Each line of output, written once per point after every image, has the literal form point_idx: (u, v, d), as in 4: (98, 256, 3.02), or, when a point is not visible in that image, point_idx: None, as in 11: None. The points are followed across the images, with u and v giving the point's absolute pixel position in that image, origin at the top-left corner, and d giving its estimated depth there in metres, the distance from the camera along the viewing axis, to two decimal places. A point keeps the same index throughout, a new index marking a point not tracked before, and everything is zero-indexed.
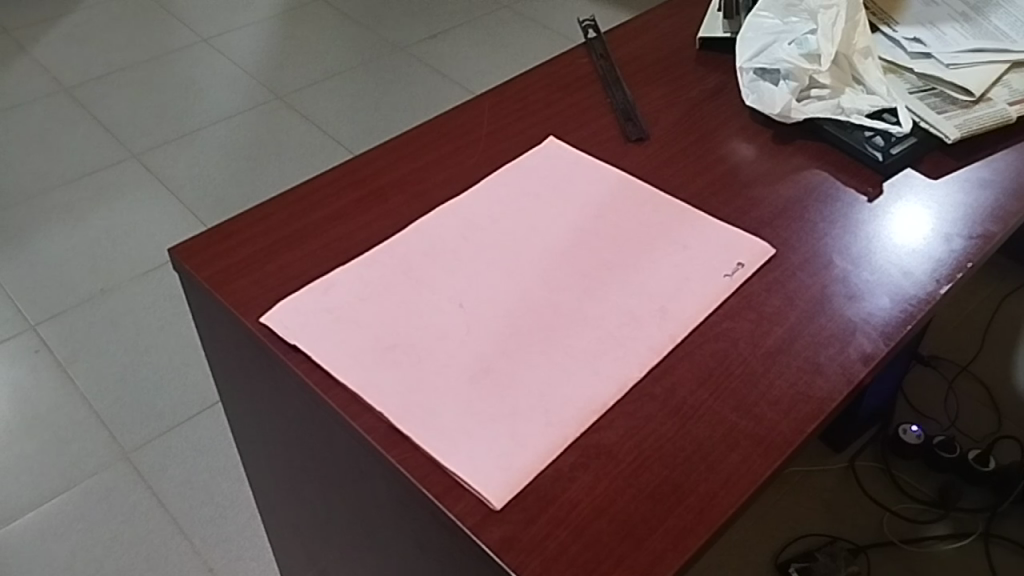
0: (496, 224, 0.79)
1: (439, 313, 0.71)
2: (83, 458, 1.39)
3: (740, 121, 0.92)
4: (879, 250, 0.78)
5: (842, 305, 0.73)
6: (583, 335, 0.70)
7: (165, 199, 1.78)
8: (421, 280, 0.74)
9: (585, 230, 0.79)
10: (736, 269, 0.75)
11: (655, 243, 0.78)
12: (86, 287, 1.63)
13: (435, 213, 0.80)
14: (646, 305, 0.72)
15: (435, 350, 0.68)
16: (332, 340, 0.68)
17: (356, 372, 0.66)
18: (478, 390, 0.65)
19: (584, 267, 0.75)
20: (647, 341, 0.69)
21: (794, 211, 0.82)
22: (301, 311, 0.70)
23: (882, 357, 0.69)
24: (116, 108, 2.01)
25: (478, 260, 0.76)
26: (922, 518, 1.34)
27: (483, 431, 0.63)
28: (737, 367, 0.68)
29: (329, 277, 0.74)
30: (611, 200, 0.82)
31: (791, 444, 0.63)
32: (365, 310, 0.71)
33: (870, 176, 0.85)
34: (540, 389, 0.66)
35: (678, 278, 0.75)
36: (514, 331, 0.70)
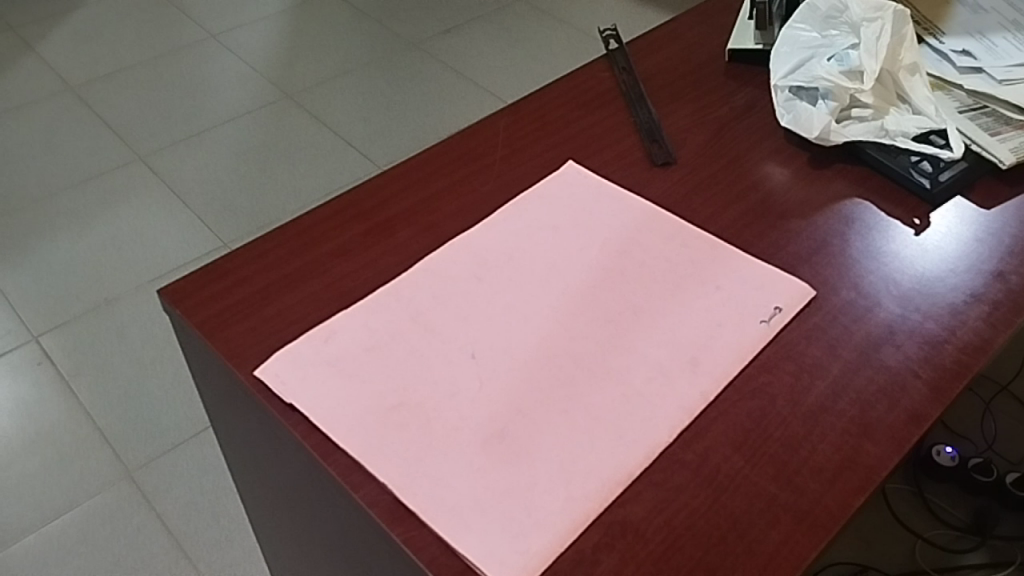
0: (511, 262, 0.73)
1: (450, 366, 0.65)
2: (86, 477, 1.35)
3: (773, 142, 0.85)
4: (929, 289, 0.72)
5: (889, 354, 0.67)
6: (607, 392, 0.64)
7: (172, 203, 1.73)
8: (430, 327, 0.68)
9: (608, 269, 0.73)
10: (773, 314, 0.69)
11: (684, 285, 0.72)
12: (90, 296, 1.58)
13: (445, 248, 0.74)
14: (675, 357, 0.66)
15: (444, 409, 0.63)
16: (334, 399, 0.63)
17: (358, 436, 0.61)
18: (492, 457, 0.60)
19: (607, 312, 0.70)
20: (677, 399, 0.64)
21: (834, 245, 0.76)
22: (300, 364, 0.65)
23: (935, 417, 0.63)
24: (122, 107, 1.96)
25: (492, 303, 0.70)
26: (957, 546, 1.28)
27: (497, 507, 0.57)
28: (776, 428, 0.62)
29: (331, 324, 0.68)
30: (636, 234, 0.76)
31: (836, 521, 0.57)
32: (370, 362, 0.66)
33: (917, 204, 0.79)
34: (560, 456, 0.60)
35: (710, 326, 0.69)
36: (531, 387, 0.64)
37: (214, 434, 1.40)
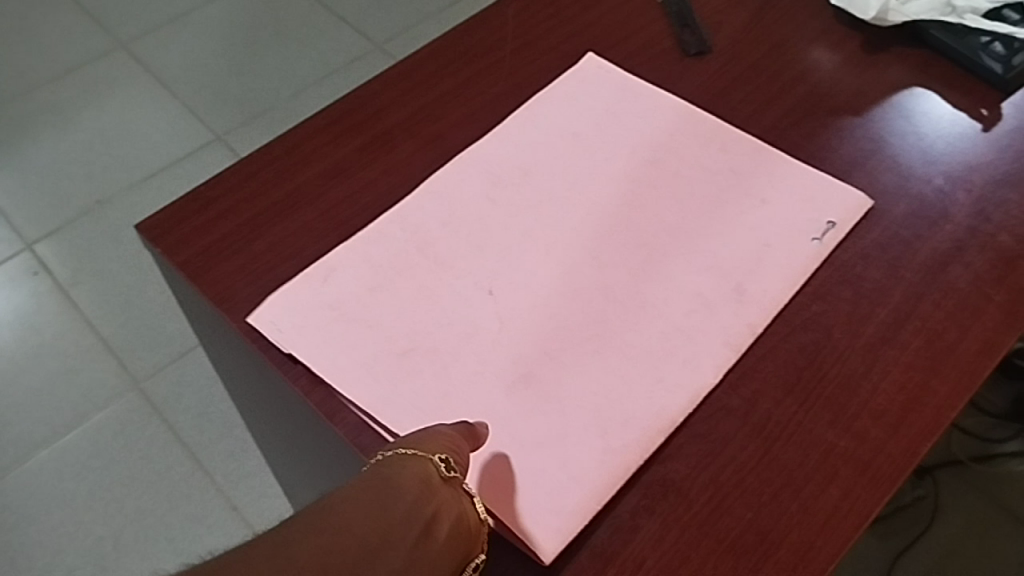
0: (529, 177, 0.66)
1: (465, 304, 0.59)
2: (94, 390, 1.31)
3: (820, 22, 0.75)
4: (998, 191, 0.64)
5: (956, 272, 0.60)
6: (642, 329, 0.58)
7: (160, 94, 1.63)
8: (440, 258, 0.61)
9: (638, 183, 0.65)
10: (826, 230, 0.62)
11: (724, 199, 0.64)
12: (81, 198, 1.50)
13: (453, 164, 0.66)
14: (717, 285, 0.59)
15: (461, 353, 0.57)
16: (339, 344, 0.58)
17: (369, 387, 0.56)
18: (517, 407, 0.55)
19: (639, 235, 0.62)
20: (720, 333, 0.57)
21: (890, 144, 0.67)
22: (298, 304, 0.59)
23: (1009, 345, 0.56)
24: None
25: (509, 228, 0.63)
26: (994, 435, 1.23)
27: (527, 464, 0.52)
28: (832, 366, 0.56)
29: (329, 257, 0.62)
30: (668, 139, 0.67)
31: (900, 472, 0.52)
32: (375, 301, 0.59)
33: (986, 94, 0.70)
34: (593, 404, 0.54)
35: (755, 247, 0.61)
36: (558, 326, 0.58)
37: (204, 352, 1.34)
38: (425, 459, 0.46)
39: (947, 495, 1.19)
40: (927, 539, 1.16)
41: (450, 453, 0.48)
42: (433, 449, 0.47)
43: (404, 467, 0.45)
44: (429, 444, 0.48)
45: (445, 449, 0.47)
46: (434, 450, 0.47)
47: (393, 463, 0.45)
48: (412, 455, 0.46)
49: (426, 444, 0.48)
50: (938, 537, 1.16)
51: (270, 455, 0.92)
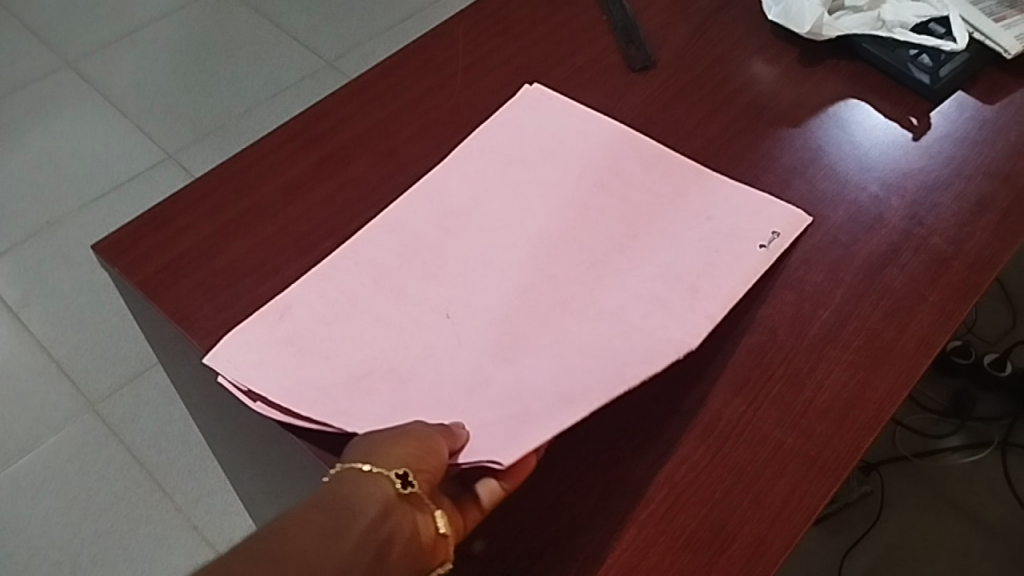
0: (479, 204, 0.65)
1: (422, 327, 0.58)
2: (47, 412, 1.29)
3: (758, 38, 0.78)
4: (932, 196, 0.67)
5: (891, 273, 0.63)
6: (601, 329, 0.57)
7: (108, 113, 1.61)
8: (397, 289, 0.60)
9: (589, 206, 0.65)
10: (773, 238, 0.63)
11: (672, 218, 0.64)
12: (30, 219, 1.48)
13: (403, 200, 0.66)
14: (671, 286, 0.59)
15: (420, 369, 0.56)
16: (296, 370, 0.57)
17: (329, 409, 0.55)
18: (479, 405, 0.54)
19: (593, 252, 0.62)
20: (679, 325, 0.57)
21: (828, 154, 0.70)
22: (254, 347, 0.58)
23: (944, 343, 0.60)
24: (44, 10, 1.80)
25: (464, 254, 0.62)
26: (936, 431, 1.28)
27: (496, 439, 0.52)
28: (778, 366, 0.58)
29: (282, 300, 0.61)
30: (614, 163, 0.68)
31: (847, 465, 0.54)
32: (332, 333, 0.58)
33: (917, 103, 0.73)
34: (554, 389, 0.54)
35: (705, 250, 0.61)
36: (516, 336, 0.57)
37: (161, 371, 1.33)
38: (382, 480, 0.46)
39: (894, 490, 1.23)
40: (876, 533, 1.20)
41: (410, 470, 0.47)
42: (393, 466, 0.47)
43: (359, 497, 0.45)
44: (390, 457, 0.47)
45: (405, 466, 0.47)
46: (394, 466, 0.47)
47: (347, 493, 0.45)
48: (367, 477, 0.46)
49: (388, 457, 0.47)
50: (886, 530, 1.20)
51: (229, 471, 0.93)
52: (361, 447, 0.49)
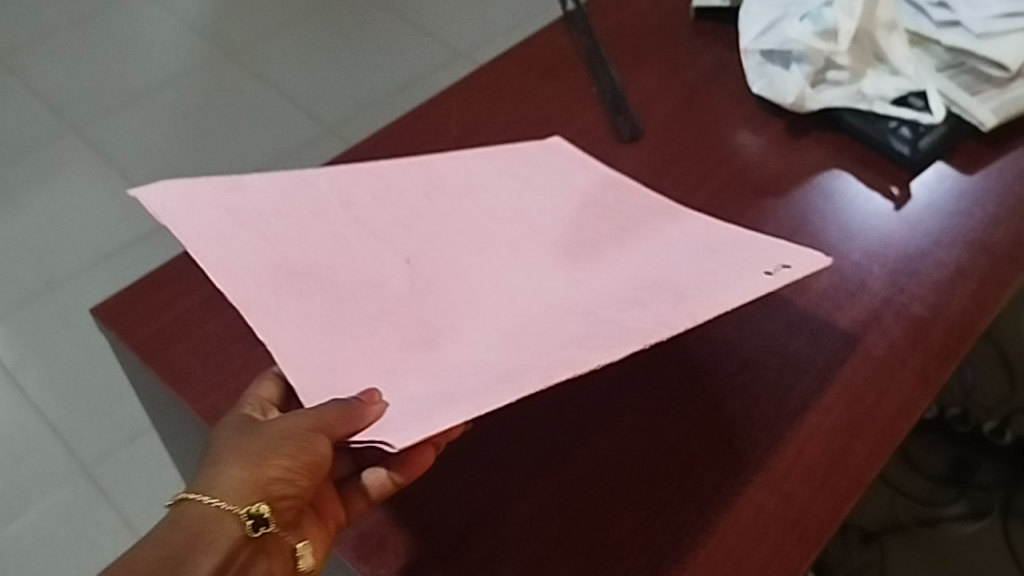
0: (472, 191, 0.64)
1: (378, 262, 0.59)
2: (39, 476, 1.29)
3: (744, 109, 0.80)
4: (912, 263, 0.69)
5: (872, 340, 0.64)
6: (562, 323, 0.52)
7: (111, 179, 1.63)
8: (363, 221, 0.61)
9: (583, 227, 0.62)
10: (781, 269, 0.51)
11: (673, 247, 0.58)
12: (30, 282, 1.50)
13: (401, 163, 0.66)
14: (647, 294, 0.52)
15: (361, 300, 0.57)
16: (229, 248, 0.57)
17: (248, 298, 0.55)
18: (416, 373, 0.52)
19: (576, 262, 0.59)
20: (643, 321, 0.49)
21: (812, 220, 0.72)
22: (200, 205, 0.58)
23: (924, 409, 0.61)
24: (48, 74, 1.82)
25: (436, 219, 0.62)
26: (937, 499, 1.26)
27: (412, 398, 0.49)
28: (760, 431, 0.59)
29: (242, 180, 0.61)
30: (626, 196, 0.64)
31: (826, 529, 0.55)
32: (283, 230, 0.59)
33: (897, 173, 0.75)
34: (493, 367, 0.49)
35: (702, 274, 0.53)
36: (471, 309, 0.56)
37: (155, 436, 1.32)
38: (228, 524, 0.49)
39: (897, 560, 1.22)
40: None
41: (266, 504, 0.50)
42: (244, 502, 0.49)
43: (204, 544, 0.48)
44: (243, 489, 0.49)
45: (262, 501, 0.50)
46: (248, 501, 0.49)
47: (188, 529, 0.48)
48: (212, 515, 0.49)
49: (248, 482, 0.49)
50: None
51: None
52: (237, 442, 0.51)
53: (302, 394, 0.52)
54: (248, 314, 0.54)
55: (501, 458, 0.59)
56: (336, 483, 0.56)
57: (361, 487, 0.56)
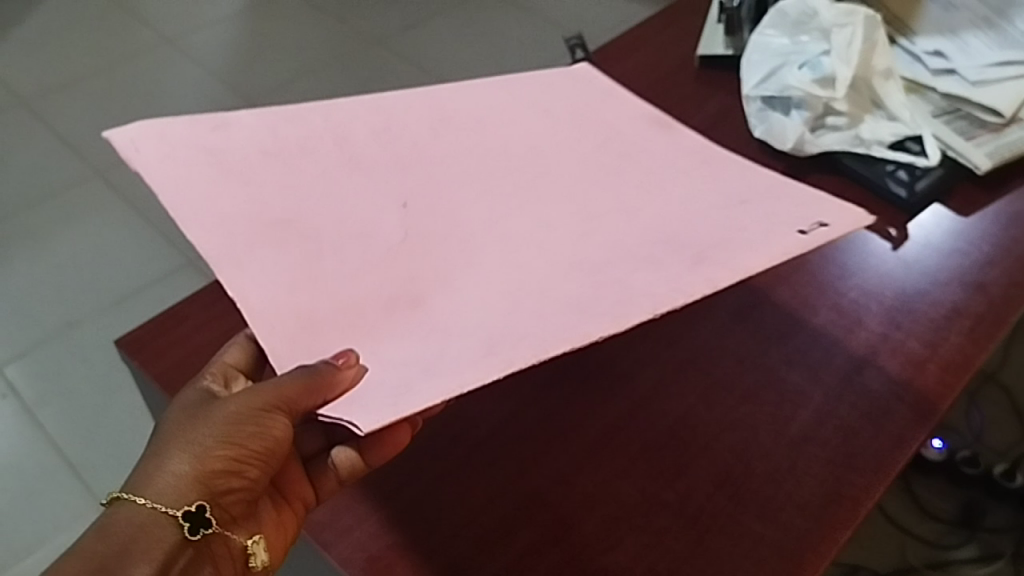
0: (482, 127, 0.62)
1: (371, 207, 0.56)
2: (54, 511, 1.28)
3: (748, 153, 0.83)
4: (910, 303, 0.70)
5: (868, 375, 0.66)
6: (570, 280, 0.50)
7: (131, 219, 1.62)
8: (357, 159, 0.58)
9: (604, 169, 0.61)
10: (816, 227, 0.51)
11: (701, 199, 0.58)
12: (50, 321, 1.48)
13: (404, 95, 0.63)
14: (669, 252, 0.51)
15: (347, 248, 0.53)
16: (207, 193, 0.53)
17: (220, 251, 0.52)
18: (397, 332, 0.49)
19: (594, 209, 0.57)
20: (658, 286, 0.48)
21: (812, 259, 0.74)
22: (171, 142, 0.54)
23: (920, 442, 0.62)
24: (68, 108, 1.80)
25: (441, 160, 0.60)
26: (948, 542, 1.24)
27: (389, 369, 0.46)
28: (759, 462, 0.61)
29: (226, 119, 0.58)
30: (647, 144, 0.63)
31: (822, 557, 0.57)
32: (268, 171, 0.56)
33: (894, 215, 0.77)
34: (486, 330, 0.47)
35: (729, 231, 0.53)
36: (467, 258, 0.53)
37: None
38: (164, 526, 0.51)
39: None
40: None
41: (205, 500, 0.52)
42: (181, 503, 0.51)
43: (143, 544, 0.50)
44: (183, 487, 0.51)
45: (200, 499, 0.52)
46: (186, 500, 0.51)
47: (119, 535, 0.50)
48: (147, 517, 0.50)
49: (184, 479, 0.52)
50: None
51: None
52: (171, 438, 0.53)
53: (274, 360, 0.50)
54: (219, 269, 0.51)
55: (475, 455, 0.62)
56: (303, 462, 0.60)
57: (330, 467, 0.59)
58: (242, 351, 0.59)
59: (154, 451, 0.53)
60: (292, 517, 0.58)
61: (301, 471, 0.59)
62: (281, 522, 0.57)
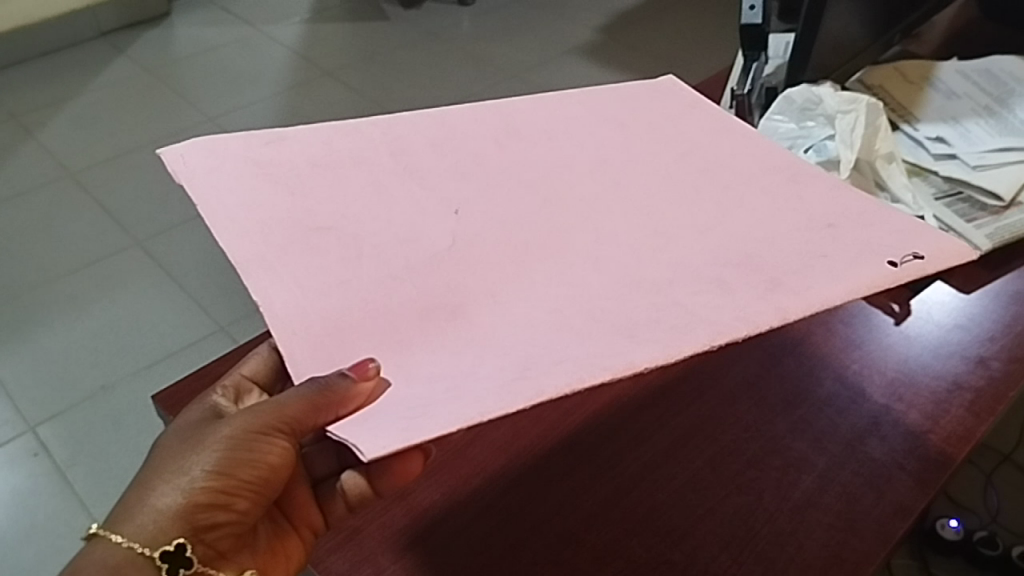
0: (550, 140, 0.63)
1: (422, 213, 0.54)
2: None
3: None
4: (911, 378, 0.73)
5: (873, 444, 0.68)
6: (628, 299, 0.49)
7: (168, 287, 1.68)
8: (413, 169, 0.58)
9: (678, 181, 0.60)
10: (909, 260, 0.53)
11: (779, 219, 0.57)
12: (86, 384, 1.52)
13: (475, 106, 0.64)
14: (742, 273, 0.51)
15: (391, 252, 0.52)
16: (250, 200, 0.52)
17: (251, 254, 0.50)
18: (431, 347, 0.46)
19: (663, 224, 0.56)
20: (718, 311, 0.47)
21: (817, 334, 0.77)
22: (220, 157, 0.54)
23: (921, 510, 0.64)
24: (112, 182, 1.88)
25: (504, 168, 0.59)
26: None
27: (413, 391, 0.43)
28: (763, 524, 0.63)
29: (283, 132, 0.57)
30: (729, 159, 0.64)
31: None
32: (317, 180, 0.55)
33: (898, 292, 0.80)
34: (525, 350, 0.44)
35: (809, 255, 0.53)
36: (518, 271, 0.51)
37: None
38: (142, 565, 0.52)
39: None
40: None
41: (185, 539, 0.53)
42: (159, 543, 0.53)
43: None
44: (167, 524, 0.53)
45: (180, 536, 0.53)
46: (165, 539, 0.53)
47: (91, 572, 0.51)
48: (124, 558, 0.51)
49: (164, 518, 0.53)
50: None
51: None
52: (152, 475, 0.54)
53: (290, 366, 0.47)
54: (246, 271, 0.49)
55: (479, 505, 0.65)
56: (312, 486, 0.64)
57: (338, 492, 0.63)
58: (260, 365, 0.65)
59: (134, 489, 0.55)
60: (297, 540, 0.62)
61: (310, 494, 0.63)
62: (279, 547, 0.61)
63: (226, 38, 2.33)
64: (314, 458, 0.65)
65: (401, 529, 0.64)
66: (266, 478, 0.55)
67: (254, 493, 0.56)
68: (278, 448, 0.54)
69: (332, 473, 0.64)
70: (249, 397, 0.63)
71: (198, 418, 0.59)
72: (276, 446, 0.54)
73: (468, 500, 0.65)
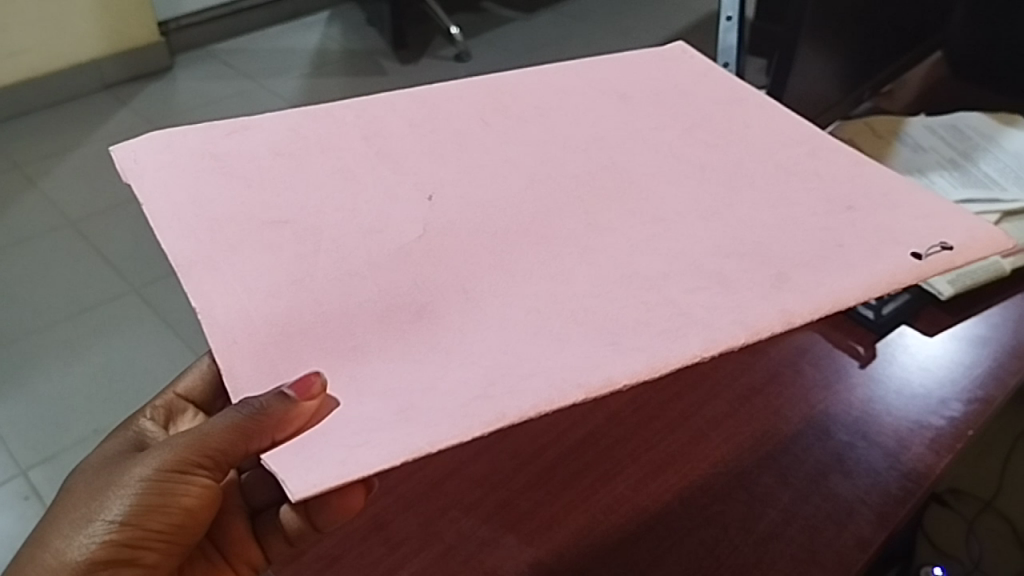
0: (539, 116, 0.63)
1: (394, 202, 0.55)
2: None
3: None
4: (876, 418, 0.75)
5: (838, 481, 0.71)
6: (617, 296, 0.49)
7: (165, 333, 1.70)
8: (386, 153, 0.58)
9: (686, 159, 0.60)
10: (937, 250, 0.53)
11: (797, 198, 0.57)
12: (79, 428, 1.54)
13: (464, 82, 0.64)
14: (745, 265, 0.51)
15: (354, 243, 0.52)
16: (209, 199, 0.53)
17: (196, 255, 0.50)
18: (389, 356, 0.46)
19: (659, 207, 0.56)
20: (716, 313, 0.48)
21: (784, 374, 0.79)
22: (172, 151, 0.56)
23: (880, 542, 0.67)
24: (112, 230, 1.92)
25: (487, 140, 0.60)
26: None
27: (365, 409, 0.43)
28: (727, 555, 0.66)
29: (247, 122, 0.59)
30: (744, 131, 0.63)
31: None
32: (275, 169, 0.56)
33: (864, 335, 0.83)
34: (496, 358, 0.45)
35: (825, 244, 0.53)
36: (497, 262, 0.51)
37: None
38: None
39: None
40: None
41: None
42: None
43: None
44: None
45: None
46: None
47: None
48: None
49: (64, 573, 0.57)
50: None
51: None
52: (61, 526, 0.58)
53: (229, 381, 0.46)
54: (187, 275, 0.49)
55: (452, 539, 0.67)
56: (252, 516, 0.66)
57: (278, 528, 0.64)
58: (196, 383, 0.73)
59: (40, 541, 0.59)
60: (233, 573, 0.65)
61: (245, 530, 0.65)
62: None
63: (226, 91, 2.39)
64: (253, 486, 0.66)
65: (376, 563, 0.66)
66: (180, 523, 0.57)
67: (162, 544, 0.58)
68: (194, 491, 0.55)
69: (270, 503, 0.66)
70: (179, 417, 0.71)
71: (118, 460, 0.61)
72: (191, 490, 0.55)
73: (444, 532, 0.68)
